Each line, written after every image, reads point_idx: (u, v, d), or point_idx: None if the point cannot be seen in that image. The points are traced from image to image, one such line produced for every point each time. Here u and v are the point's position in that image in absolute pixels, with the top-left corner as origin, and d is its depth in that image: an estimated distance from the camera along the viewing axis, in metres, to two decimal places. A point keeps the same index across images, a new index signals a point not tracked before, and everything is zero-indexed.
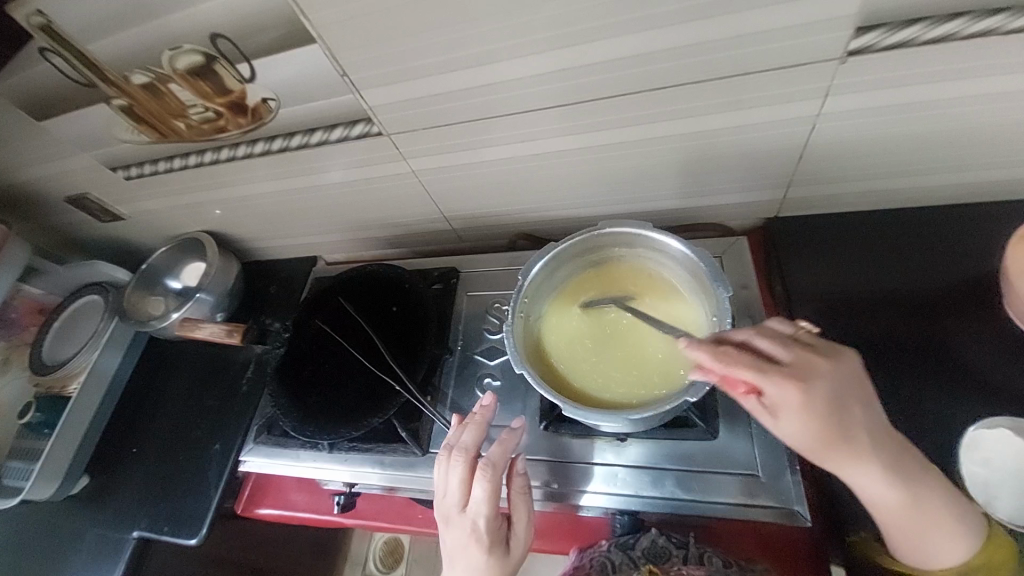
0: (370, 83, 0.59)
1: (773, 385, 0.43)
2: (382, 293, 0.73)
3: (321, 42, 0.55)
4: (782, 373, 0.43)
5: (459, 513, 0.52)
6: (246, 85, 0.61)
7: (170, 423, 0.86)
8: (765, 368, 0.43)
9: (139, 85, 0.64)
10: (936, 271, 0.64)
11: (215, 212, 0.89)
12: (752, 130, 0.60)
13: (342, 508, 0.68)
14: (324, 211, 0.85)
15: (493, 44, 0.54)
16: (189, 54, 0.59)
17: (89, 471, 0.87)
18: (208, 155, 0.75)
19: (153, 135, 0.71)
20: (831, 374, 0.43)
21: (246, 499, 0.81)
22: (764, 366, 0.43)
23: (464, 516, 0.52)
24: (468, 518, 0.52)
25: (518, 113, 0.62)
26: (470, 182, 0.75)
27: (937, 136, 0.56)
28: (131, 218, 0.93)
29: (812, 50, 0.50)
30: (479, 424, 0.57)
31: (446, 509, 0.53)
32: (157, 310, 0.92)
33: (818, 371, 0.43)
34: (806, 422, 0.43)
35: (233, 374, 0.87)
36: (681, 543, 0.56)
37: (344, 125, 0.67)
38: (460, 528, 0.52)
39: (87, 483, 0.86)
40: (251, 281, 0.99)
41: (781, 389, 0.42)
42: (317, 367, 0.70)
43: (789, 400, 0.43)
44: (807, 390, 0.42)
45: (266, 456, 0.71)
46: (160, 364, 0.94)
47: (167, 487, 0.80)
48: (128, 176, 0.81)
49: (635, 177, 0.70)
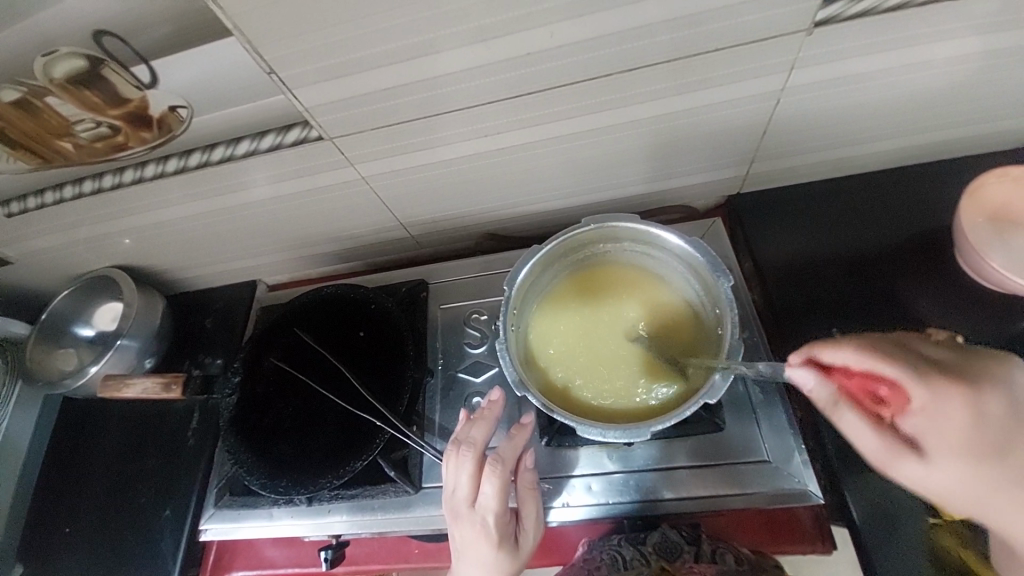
0: (304, 81, 0.51)
1: (925, 398, 0.40)
2: (346, 317, 0.66)
3: (238, 35, 0.46)
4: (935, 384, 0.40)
5: (468, 511, 0.49)
6: (146, 93, 0.51)
7: (103, 494, 0.74)
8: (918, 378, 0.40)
9: (9, 102, 0.52)
10: (894, 232, 0.66)
11: (127, 243, 0.76)
12: (719, 108, 0.59)
13: (330, 564, 0.60)
14: (262, 230, 0.75)
15: (445, 30, 0.47)
16: (67, 58, 0.48)
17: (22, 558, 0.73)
18: (109, 178, 0.63)
19: (34, 161, 0.59)
20: (985, 393, 0.41)
21: (213, 564, 0.71)
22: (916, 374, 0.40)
23: (473, 512, 0.49)
24: (477, 515, 0.49)
25: (477, 106, 0.56)
26: (428, 184, 0.68)
27: (889, 102, 0.58)
28: (20, 261, 0.78)
29: (780, 23, 0.48)
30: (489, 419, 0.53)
31: (455, 507, 0.50)
32: (70, 365, 0.79)
33: (972, 384, 0.41)
34: (959, 439, 0.40)
35: (175, 426, 0.76)
36: (692, 538, 0.54)
37: (276, 132, 0.58)
38: (469, 526, 0.49)
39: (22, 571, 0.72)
40: (182, 316, 0.87)
41: (936, 397, 0.39)
42: (284, 410, 0.62)
43: (933, 421, 0.40)
44: (959, 409, 0.39)
45: (233, 520, 0.63)
46: (78, 426, 0.79)
47: (111, 567, 0.69)
48: (11, 213, 0.67)
49: (603, 166, 0.67)
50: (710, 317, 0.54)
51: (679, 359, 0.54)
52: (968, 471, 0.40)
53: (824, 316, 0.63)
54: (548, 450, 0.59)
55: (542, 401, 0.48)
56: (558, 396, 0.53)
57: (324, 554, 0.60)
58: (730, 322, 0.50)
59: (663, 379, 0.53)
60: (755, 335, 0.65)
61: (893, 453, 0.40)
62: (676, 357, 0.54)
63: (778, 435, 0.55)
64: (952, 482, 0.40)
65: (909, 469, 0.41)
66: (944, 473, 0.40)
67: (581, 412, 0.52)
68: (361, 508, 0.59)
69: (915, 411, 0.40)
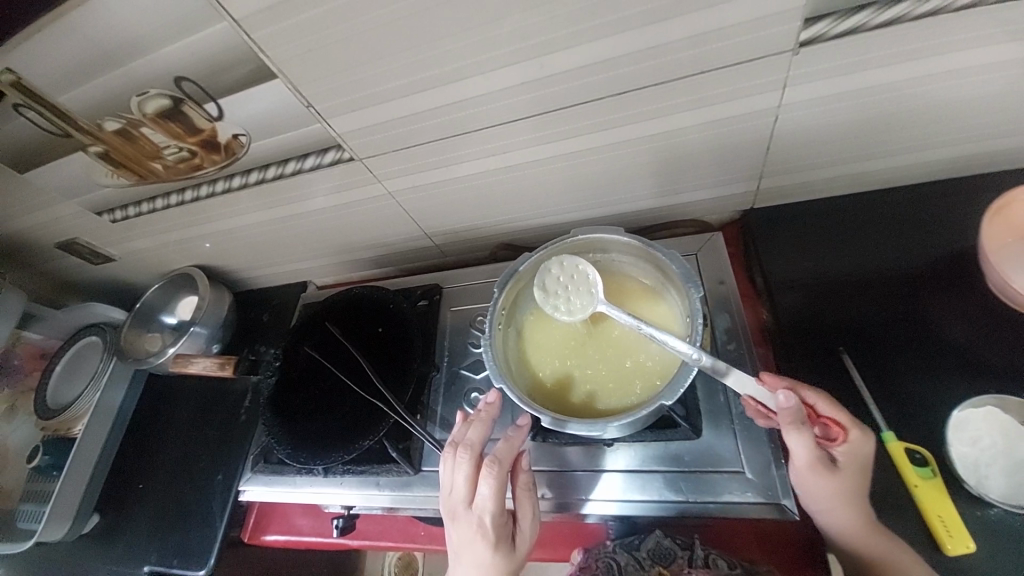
0: (336, 111, 0.60)
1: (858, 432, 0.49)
2: (368, 316, 0.75)
3: (283, 77, 0.56)
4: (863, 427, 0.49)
5: (465, 510, 0.51)
6: (215, 123, 0.62)
7: (173, 456, 0.88)
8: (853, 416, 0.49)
9: (112, 131, 0.64)
10: (912, 252, 0.64)
11: (204, 246, 0.91)
12: (720, 126, 0.59)
13: (341, 531, 0.69)
14: (308, 237, 0.86)
15: (453, 64, 0.53)
16: (156, 98, 0.59)
17: (99, 509, 0.88)
18: (189, 192, 0.76)
19: (132, 177, 0.72)
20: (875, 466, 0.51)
21: (252, 526, 0.82)
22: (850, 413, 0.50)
23: (470, 511, 0.51)
24: (475, 514, 0.50)
25: (487, 128, 0.62)
26: (447, 197, 0.75)
27: (902, 115, 0.56)
28: (122, 258, 0.95)
29: (767, 43, 0.48)
30: (484, 420, 0.56)
31: (452, 507, 0.52)
32: (155, 347, 0.94)
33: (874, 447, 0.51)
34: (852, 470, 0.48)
35: (232, 405, 0.89)
36: (686, 544, 0.58)
37: (316, 154, 0.68)
38: (466, 526, 0.51)
39: (98, 521, 0.87)
40: (244, 310, 1.01)
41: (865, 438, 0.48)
42: (309, 392, 0.71)
43: (853, 454, 0.48)
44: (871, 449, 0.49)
45: (266, 484, 0.73)
46: (160, 399, 0.95)
47: (175, 521, 0.82)
48: (115, 218, 0.82)
49: (608, 181, 0.70)
50: (680, 325, 0.56)
51: (646, 364, 0.55)
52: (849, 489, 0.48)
53: (827, 333, 0.63)
54: (536, 446, 0.63)
55: (552, 419, 0.50)
56: (533, 388, 0.57)
57: (338, 522, 0.69)
58: (692, 328, 0.52)
59: (628, 381, 0.54)
60: (742, 347, 0.64)
61: (818, 464, 0.47)
62: (641, 361, 0.55)
63: (755, 447, 0.55)
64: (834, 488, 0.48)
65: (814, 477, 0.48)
66: (834, 490, 0.48)
67: (559, 408, 0.55)
68: (368, 485, 0.66)
69: (843, 442, 0.48)
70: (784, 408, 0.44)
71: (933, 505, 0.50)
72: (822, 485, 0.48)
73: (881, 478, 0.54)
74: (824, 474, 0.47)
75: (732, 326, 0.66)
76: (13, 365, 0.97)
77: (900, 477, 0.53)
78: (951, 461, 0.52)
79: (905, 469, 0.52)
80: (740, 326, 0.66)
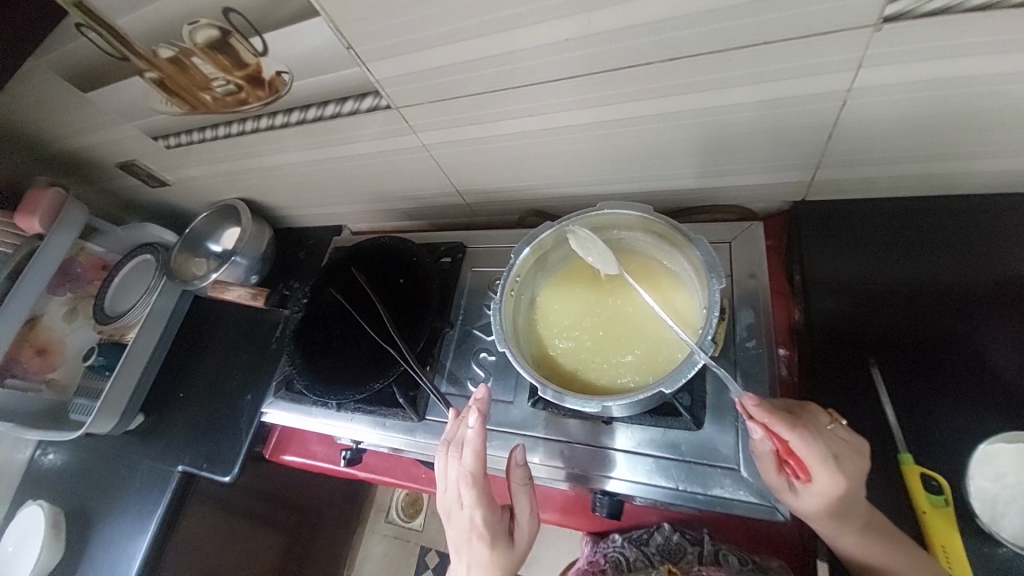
0: (375, 56, 0.59)
1: (831, 479, 0.43)
2: (391, 266, 0.77)
3: (324, 16, 0.55)
4: (844, 466, 0.43)
5: (458, 510, 0.50)
6: (260, 59, 0.63)
7: (210, 373, 0.96)
8: (831, 458, 0.43)
9: (166, 59, 0.66)
10: (973, 269, 0.58)
11: (249, 180, 0.94)
12: (777, 106, 0.54)
13: (348, 462, 0.75)
14: (345, 182, 0.88)
15: (495, 13, 0.51)
16: (206, 28, 0.60)
17: (144, 411, 0.98)
18: (235, 126, 0.78)
19: (183, 106, 0.75)
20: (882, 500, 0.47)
21: (273, 445, 0.90)
22: (830, 454, 0.43)
23: (462, 511, 0.50)
24: (467, 514, 0.49)
25: (525, 87, 0.59)
26: (480, 156, 0.74)
27: (992, 114, 0.49)
28: (175, 184, 1.00)
29: (842, 15, 0.43)
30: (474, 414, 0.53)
31: (447, 506, 0.51)
32: (200, 272, 1.01)
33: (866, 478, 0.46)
34: (827, 507, 0.45)
35: (265, 333, 0.96)
36: (696, 540, 0.65)
37: (354, 99, 0.68)
38: (460, 525, 0.50)
39: (142, 421, 0.97)
40: (283, 246, 1.06)
41: (835, 487, 0.43)
42: (329, 332, 0.75)
43: (822, 496, 0.44)
44: (857, 482, 0.43)
45: (282, 409, 0.79)
46: (204, 321, 1.04)
47: (208, 430, 0.90)
48: (169, 145, 0.86)
49: (647, 156, 0.67)
50: (697, 315, 0.54)
51: (654, 351, 0.53)
52: (822, 517, 0.46)
53: (856, 344, 0.59)
54: (538, 413, 0.63)
55: (556, 394, 0.50)
56: (537, 359, 0.57)
57: (347, 454, 0.75)
58: (706, 319, 0.50)
59: (633, 366, 0.53)
60: (760, 346, 0.62)
61: (784, 489, 0.48)
62: (650, 347, 0.53)
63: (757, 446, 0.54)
64: (806, 512, 0.47)
65: (784, 498, 0.48)
66: (812, 514, 0.46)
67: (560, 382, 0.55)
68: (376, 425, 0.70)
69: (810, 481, 0.44)
70: (757, 431, 0.46)
71: (937, 534, 0.48)
72: (794, 506, 0.48)
73: (883, 496, 0.52)
74: (789, 498, 0.48)
75: (756, 323, 0.63)
76: (76, 272, 1.05)
77: (909, 501, 0.51)
78: (966, 493, 0.48)
79: (916, 492, 0.50)
80: (763, 324, 0.63)
